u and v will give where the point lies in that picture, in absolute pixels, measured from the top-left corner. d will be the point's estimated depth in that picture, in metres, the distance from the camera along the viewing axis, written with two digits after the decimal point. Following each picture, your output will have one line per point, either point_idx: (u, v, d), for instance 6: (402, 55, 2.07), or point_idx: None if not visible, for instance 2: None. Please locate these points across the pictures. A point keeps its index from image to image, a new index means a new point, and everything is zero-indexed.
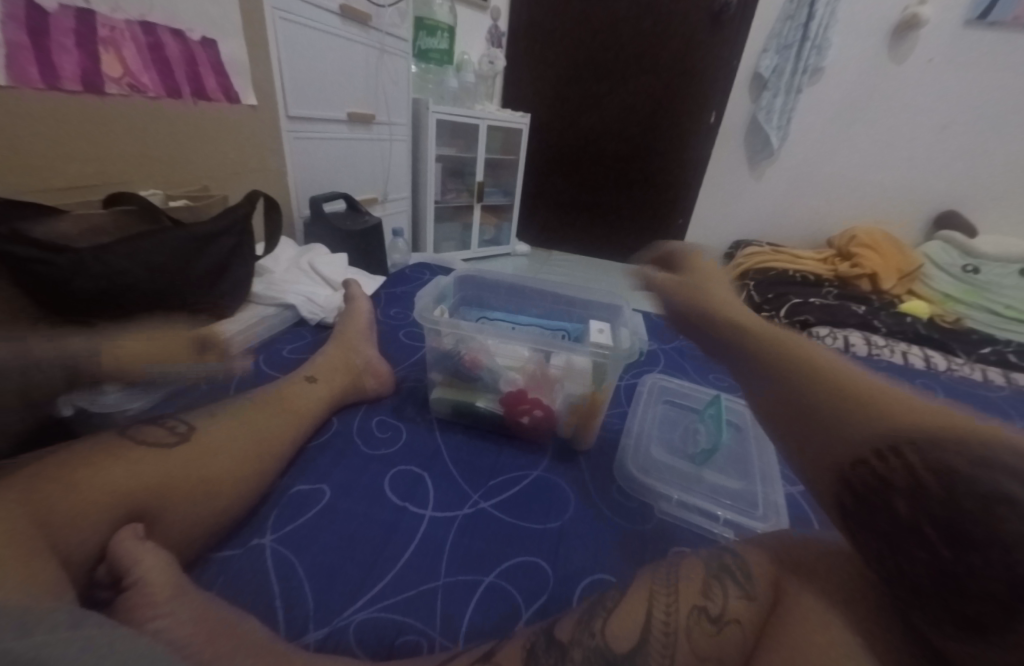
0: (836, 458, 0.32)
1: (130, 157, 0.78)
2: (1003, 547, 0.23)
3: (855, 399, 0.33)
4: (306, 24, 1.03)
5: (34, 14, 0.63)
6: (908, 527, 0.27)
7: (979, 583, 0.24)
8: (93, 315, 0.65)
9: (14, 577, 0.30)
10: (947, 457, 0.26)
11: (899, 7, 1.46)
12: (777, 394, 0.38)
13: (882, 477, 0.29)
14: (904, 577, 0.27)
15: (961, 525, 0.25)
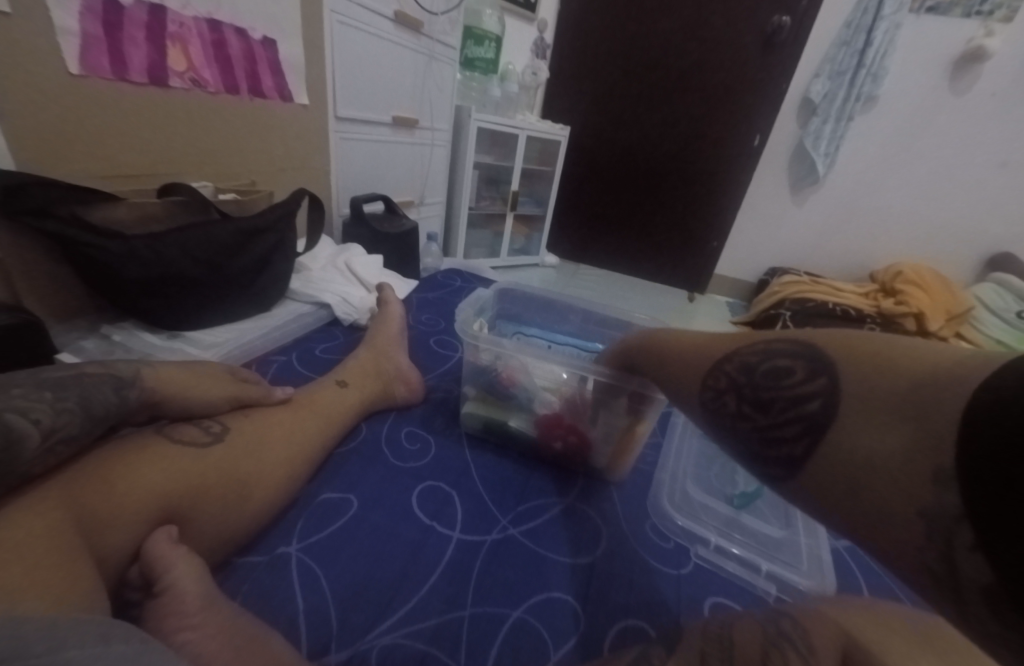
0: (686, 394, 0.36)
1: (184, 148, 0.78)
2: (795, 400, 0.28)
3: (689, 347, 0.38)
4: (361, 29, 1.05)
5: (110, 7, 0.63)
6: (735, 412, 0.31)
7: (787, 433, 0.28)
8: (139, 300, 0.67)
9: (53, 588, 0.30)
10: (750, 357, 0.31)
11: (962, 39, 1.42)
12: (653, 362, 0.43)
13: (713, 389, 0.33)
14: (746, 452, 0.31)
15: (766, 394, 0.30)
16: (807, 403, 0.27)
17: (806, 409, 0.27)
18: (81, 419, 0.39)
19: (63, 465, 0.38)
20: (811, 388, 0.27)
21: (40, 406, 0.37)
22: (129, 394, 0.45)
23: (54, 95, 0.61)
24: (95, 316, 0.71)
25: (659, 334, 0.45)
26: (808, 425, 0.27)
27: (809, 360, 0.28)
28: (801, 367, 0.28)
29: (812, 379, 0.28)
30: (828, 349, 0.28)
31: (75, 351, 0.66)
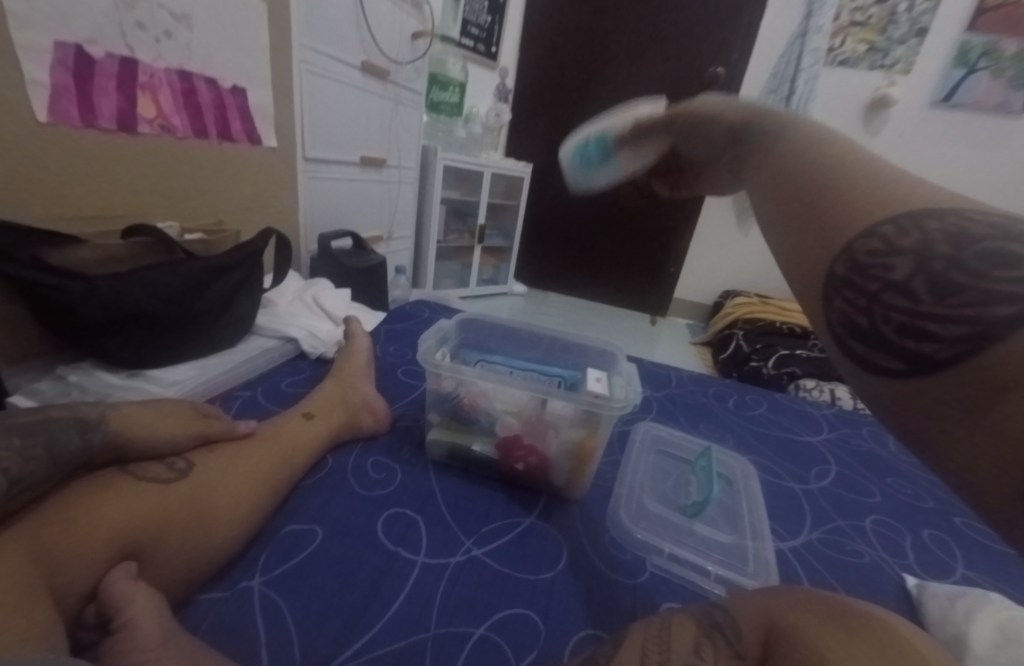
0: (837, 231, 0.30)
1: (151, 190, 0.80)
2: (987, 298, 0.22)
3: (849, 190, 0.31)
4: (330, 77, 1.11)
5: (82, 60, 0.66)
6: (902, 284, 0.26)
7: (942, 326, 0.23)
8: (102, 339, 0.67)
9: (8, 633, 0.30)
10: (973, 231, 0.25)
11: (871, 88, 1.63)
12: (764, 192, 0.37)
13: (883, 243, 0.27)
14: (871, 331, 0.27)
15: (960, 278, 0.24)
16: (1000, 304, 0.22)
17: (991, 311, 0.22)
18: (47, 466, 0.40)
19: (28, 504, 0.39)
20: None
21: (8, 455, 0.38)
22: (94, 437, 0.45)
23: (19, 141, 0.62)
24: (51, 357, 0.71)
25: (789, 140, 0.37)
26: (978, 327, 0.22)
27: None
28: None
29: None
30: None
31: (28, 393, 0.64)
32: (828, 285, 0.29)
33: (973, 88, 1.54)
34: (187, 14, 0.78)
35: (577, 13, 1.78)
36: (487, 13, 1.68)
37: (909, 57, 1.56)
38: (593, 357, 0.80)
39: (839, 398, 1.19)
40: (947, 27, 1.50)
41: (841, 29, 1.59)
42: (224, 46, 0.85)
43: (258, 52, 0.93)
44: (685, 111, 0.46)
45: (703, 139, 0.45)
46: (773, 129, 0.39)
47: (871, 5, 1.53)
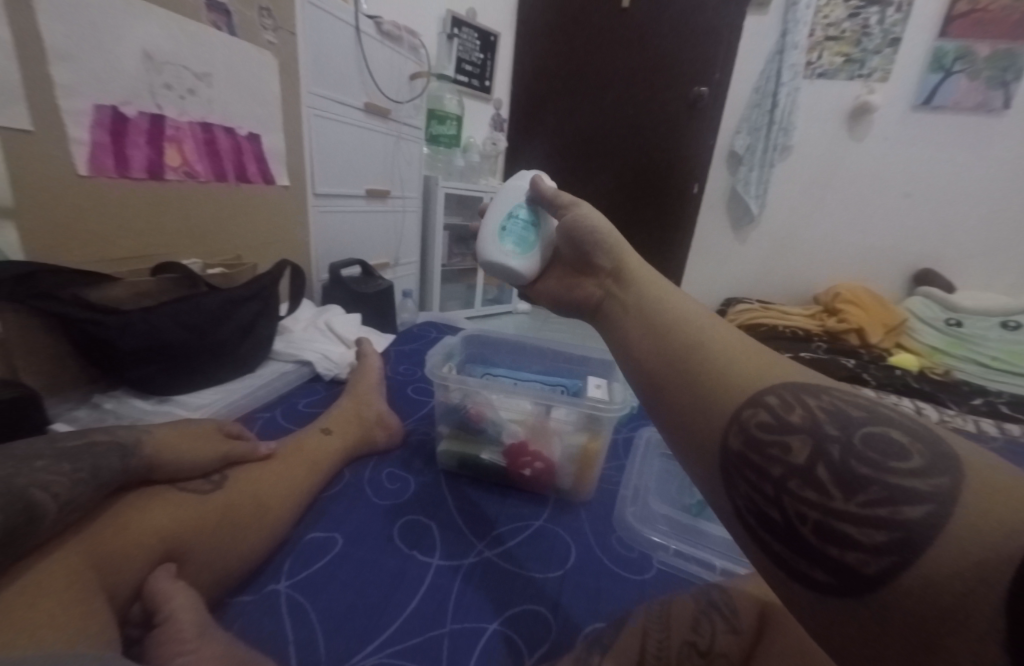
0: (718, 399, 0.31)
1: (177, 230, 0.87)
2: (894, 495, 0.24)
3: (723, 355, 0.32)
4: (337, 120, 1.20)
5: (118, 119, 0.74)
6: (805, 472, 0.26)
7: (865, 533, 0.24)
8: (134, 369, 0.73)
9: (70, 626, 0.33)
10: (850, 411, 0.27)
11: (852, 96, 1.69)
12: (641, 350, 0.37)
13: (773, 419, 0.28)
14: (786, 526, 0.26)
15: (861, 469, 0.25)
16: (909, 505, 0.23)
17: (902, 512, 0.23)
18: (92, 487, 0.42)
19: (88, 514, 0.43)
20: (924, 487, 0.24)
21: (59, 478, 0.40)
22: (133, 461, 0.48)
23: (61, 193, 0.69)
24: (89, 387, 0.76)
25: (657, 304, 0.39)
26: (902, 533, 0.23)
27: (930, 452, 0.25)
28: (919, 452, 0.25)
29: (929, 474, 0.24)
30: (954, 453, 0.24)
31: (68, 420, 0.70)
32: (728, 464, 0.29)
33: (951, 91, 1.59)
34: (208, 73, 0.86)
35: (566, 46, 1.91)
36: (480, 51, 1.79)
37: (886, 66, 1.63)
38: (593, 366, 0.83)
39: None
40: (919, 35, 1.57)
41: (817, 44, 1.67)
42: (241, 99, 0.94)
43: (271, 102, 1.01)
44: (576, 218, 0.51)
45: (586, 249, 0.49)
46: (645, 286, 0.41)
47: (844, 20, 1.62)
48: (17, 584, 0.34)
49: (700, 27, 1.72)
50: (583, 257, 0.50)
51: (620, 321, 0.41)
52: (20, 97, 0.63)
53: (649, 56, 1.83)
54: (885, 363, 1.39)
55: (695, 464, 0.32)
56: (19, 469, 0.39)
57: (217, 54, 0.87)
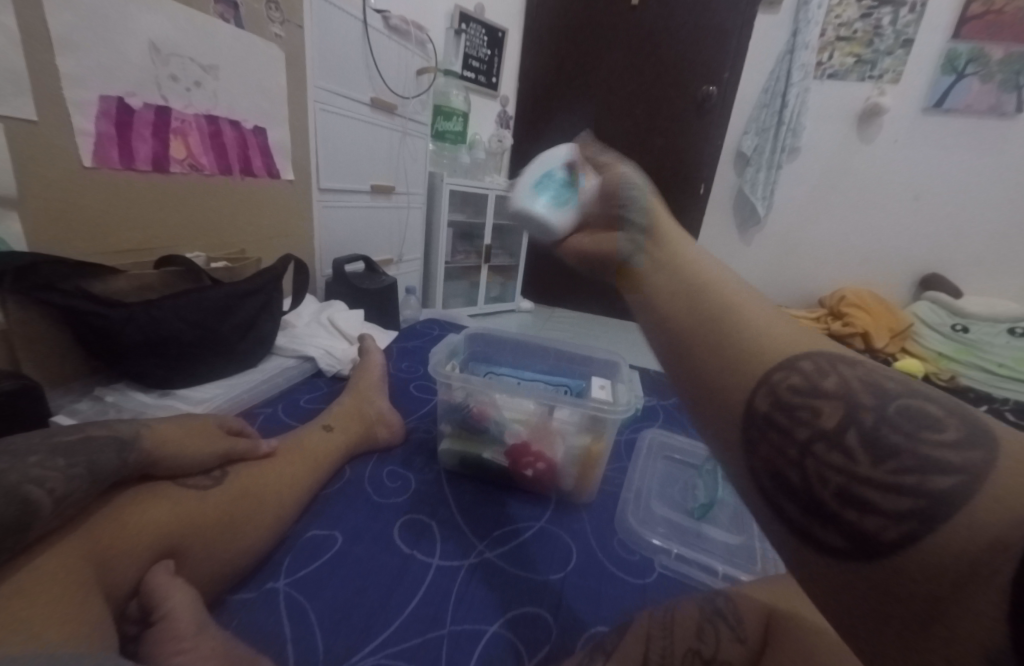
0: (748, 362, 0.28)
1: (180, 223, 0.86)
2: (925, 464, 0.22)
3: (755, 321, 0.30)
4: (342, 114, 1.19)
5: (123, 110, 0.74)
6: (834, 436, 0.25)
7: (889, 500, 0.23)
8: (136, 362, 0.72)
9: (69, 623, 0.33)
10: (886, 382, 0.26)
11: (862, 98, 1.68)
12: (661, 306, 0.33)
13: (804, 384, 0.27)
14: (804, 487, 0.25)
15: (894, 437, 0.23)
16: (938, 475, 0.22)
17: (931, 482, 0.22)
18: (89, 483, 0.42)
19: (86, 509, 0.42)
20: (954, 459, 0.22)
21: (55, 474, 0.39)
22: (133, 455, 0.47)
23: (65, 184, 0.69)
24: (90, 379, 0.76)
25: (685, 266, 0.34)
26: (925, 502, 0.22)
27: (966, 425, 0.23)
28: (956, 426, 0.23)
29: (965, 446, 0.22)
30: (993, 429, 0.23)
31: (69, 412, 0.70)
32: (750, 427, 0.27)
33: (963, 93, 1.58)
34: (214, 66, 0.85)
35: (574, 44, 1.90)
36: (487, 47, 1.78)
37: (897, 67, 1.62)
38: (596, 366, 0.83)
39: None
40: (931, 37, 1.56)
41: (828, 44, 1.66)
42: (247, 92, 0.93)
43: (277, 95, 1.00)
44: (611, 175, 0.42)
45: (609, 203, 0.41)
46: (669, 240, 0.36)
47: (855, 21, 1.61)
48: (12, 582, 0.33)
49: (710, 26, 1.71)
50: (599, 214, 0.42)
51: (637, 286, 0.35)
52: (26, 87, 0.62)
53: (657, 54, 1.81)
54: None
55: (712, 427, 0.30)
56: (14, 464, 0.38)
57: (224, 47, 0.86)
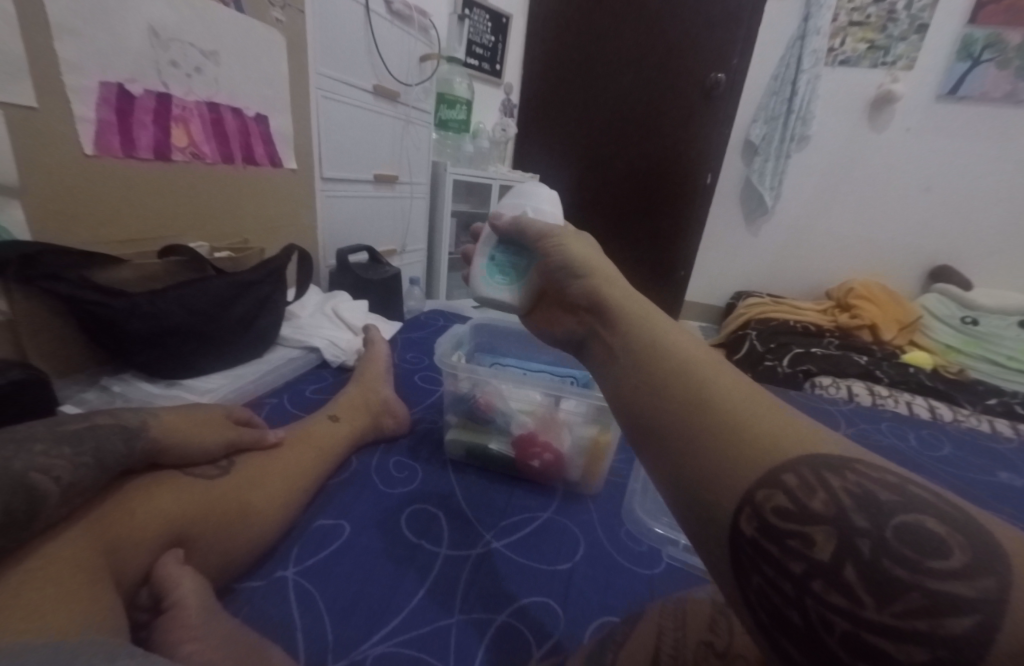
0: (729, 471, 0.28)
1: (184, 212, 0.86)
2: (937, 604, 0.21)
3: (738, 418, 0.29)
4: (345, 102, 1.18)
5: (124, 97, 0.73)
6: (830, 571, 0.24)
7: (903, 649, 0.21)
8: (142, 353, 0.72)
9: (78, 612, 0.33)
10: (879, 495, 0.25)
11: (874, 85, 1.66)
12: (642, 401, 0.33)
13: (790, 503, 0.26)
14: (809, 631, 0.24)
15: (897, 572, 0.22)
16: (953, 616, 0.21)
17: (947, 626, 0.21)
18: (95, 471, 0.41)
19: (95, 497, 0.42)
20: (968, 592, 0.21)
21: (60, 463, 0.39)
22: (139, 444, 0.47)
23: (66, 171, 0.68)
24: (95, 369, 0.76)
25: (656, 352, 0.35)
26: (945, 652, 0.20)
27: (970, 546, 0.22)
28: (961, 549, 0.22)
29: (976, 573, 0.21)
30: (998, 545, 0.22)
31: (76, 402, 0.70)
32: (742, 552, 0.27)
33: (978, 80, 1.55)
34: (215, 51, 0.84)
35: (580, 30, 1.88)
36: (491, 33, 1.76)
37: (911, 54, 1.59)
38: None
39: (856, 395, 1.18)
40: (947, 22, 1.52)
41: (840, 29, 1.63)
42: (248, 78, 0.92)
43: (278, 81, 0.99)
44: (557, 252, 0.50)
45: (568, 281, 0.48)
46: (636, 325, 0.38)
47: (869, 5, 1.58)
48: (22, 568, 0.33)
49: (719, 11, 1.67)
50: (560, 289, 0.50)
51: (620, 371, 0.37)
52: (24, 72, 0.61)
53: (664, 41, 1.79)
54: (897, 360, 1.38)
55: (702, 542, 0.29)
56: (19, 452, 0.38)
57: (225, 32, 0.85)
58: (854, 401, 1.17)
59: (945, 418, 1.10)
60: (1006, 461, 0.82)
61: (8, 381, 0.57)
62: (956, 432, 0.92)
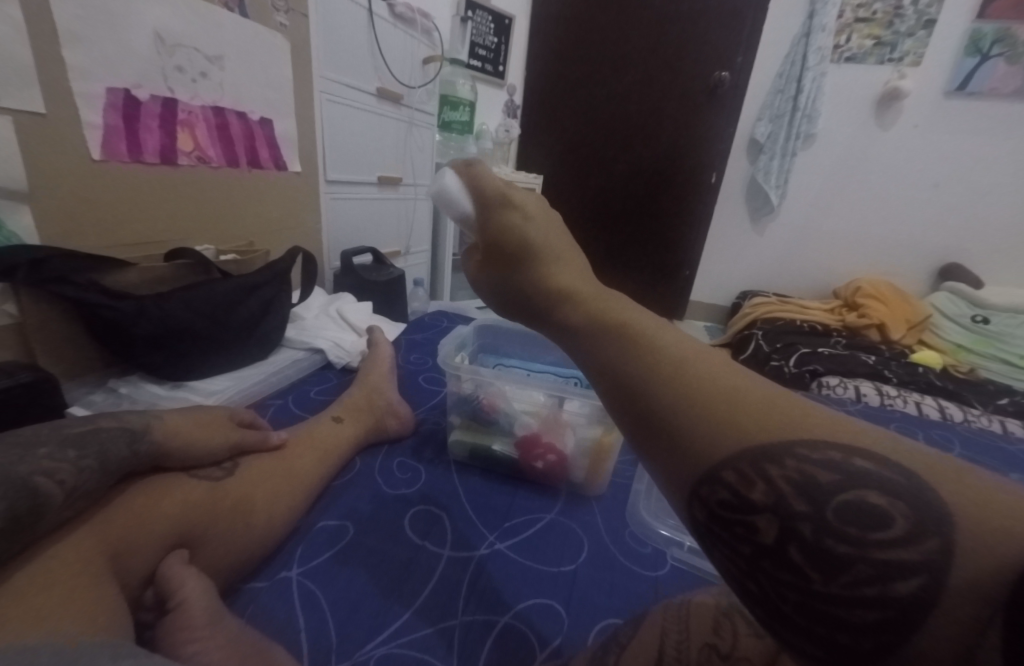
0: (673, 471, 0.26)
1: (189, 215, 0.86)
2: (883, 572, 0.21)
3: (699, 397, 0.26)
4: (348, 104, 1.18)
5: (130, 102, 0.73)
6: (776, 553, 0.23)
7: (854, 613, 0.21)
8: (149, 355, 0.73)
9: (86, 613, 0.33)
10: (819, 474, 0.23)
11: (881, 82, 1.64)
12: (594, 378, 0.31)
13: (734, 493, 0.24)
14: (765, 600, 0.24)
15: (841, 550, 0.21)
16: (900, 580, 0.20)
17: (894, 589, 0.20)
18: (99, 473, 0.42)
19: (101, 500, 0.42)
20: (912, 555, 0.21)
21: (63, 466, 0.39)
22: (142, 447, 0.47)
23: (73, 177, 0.69)
24: (103, 371, 0.77)
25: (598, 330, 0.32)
26: (895, 613, 0.20)
27: (916, 507, 0.21)
28: (904, 515, 0.21)
29: (916, 536, 0.21)
30: (938, 498, 0.21)
31: (84, 404, 0.70)
32: (697, 533, 0.26)
33: (988, 76, 1.53)
34: (220, 56, 0.85)
35: (582, 30, 1.88)
36: (494, 34, 1.76)
37: (918, 49, 1.57)
38: None
39: (864, 394, 1.16)
40: (956, 17, 1.51)
41: (845, 26, 1.62)
42: (252, 82, 0.92)
43: (282, 85, 0.99)
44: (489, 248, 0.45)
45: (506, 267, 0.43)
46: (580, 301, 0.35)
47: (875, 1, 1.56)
48: (26, 571, 0.34)
49: (722, 9, 1.66)
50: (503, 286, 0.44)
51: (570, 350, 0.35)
52: (32, 79, 0.62)
53: (667, 38, 1.78)
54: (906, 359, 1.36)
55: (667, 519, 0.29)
56: (23, 456, 0.38)
57: (229, 37, 0.86)
58: (862, 400, 1.16)
59: (954, 418, 1.09)
60: (1019, 462, 0.81)
61: (18, 384, 0.58)
62: (967, 432, 0.91)
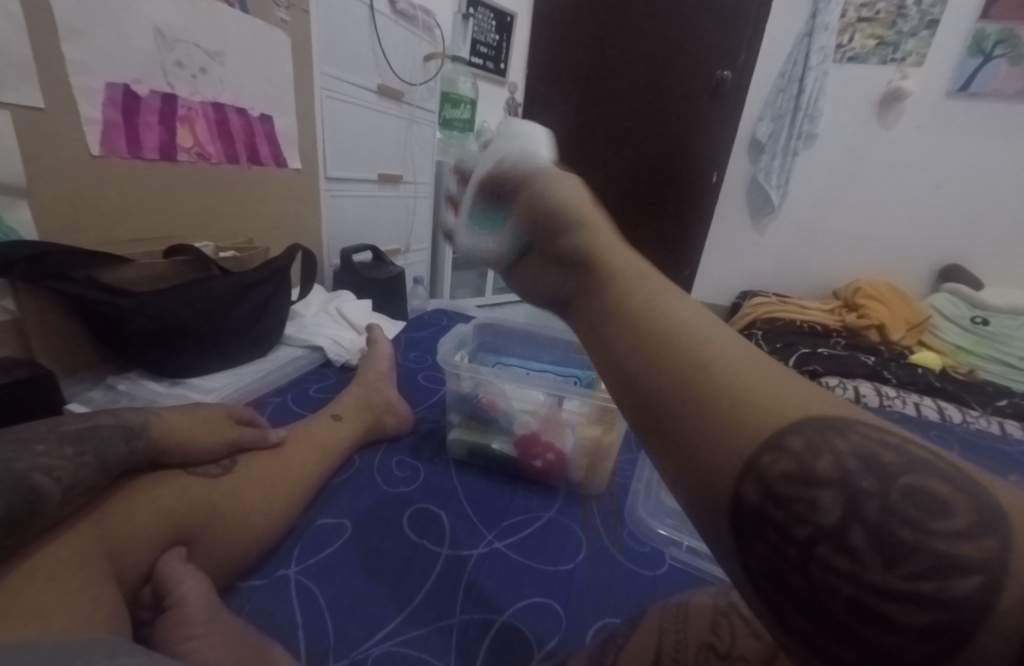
0: (726, 441, 0.26)
1: (188, 211, 0.86)
2: (943, 565, 0.20)
3: (756, 374, 0.27)
4: (348, 101, 1.18)
5: (129, 98, 0.73)
6: (836, 535, 0.22)
7: (907, 611, 0.20)
8: (147, 351, 0.73)
9: (83, 610, 0.33)
10: (881, 455, 0.23)
11: (883, 82, 1.64)
12: (639, 352, 0.31)
13: (799, 462, 0.24)
14: (809, 595, 0.23)
15: (904, 534, 0.21)
16: (959, 576, 0.20)
17: (951, 587, 0.20)
18: (97, 470, 0.42)
19: (99, 497, 0.42)
20: (975, 552, 0.20)
21: (62, 463, 0.39)
22: (140, 443, 0.47)
23: (73, 173, 0.69)
24: (102, 367, 0.77)
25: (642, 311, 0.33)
26: (951, 615, 0.20)
27: (976, 507, 0.21)
28: (966, 509, 0.21)
29: (977, 532, 0.20)
30: (998, 501, 0.21)
31: (82, 401, 0.70)
32: (740, 519, 0.25)
33: (989, 77, 1.53)
34: (220, 51, 0.84)
35: (583, 27, 1.87)
36: (495, 31, 1.76)
37: (921, 49, 1.57)
38: None
39: (863, 395, 1.16)
40: (959, 17, 1.50)
41: (848, 26, 1.62)
42: (252, 78, 0.92)
43: (283, 81, 0.99)
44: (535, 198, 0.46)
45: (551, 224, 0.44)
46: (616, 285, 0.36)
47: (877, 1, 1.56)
48: (23, 567, 0.34)
49: (724, 8, 1.66)
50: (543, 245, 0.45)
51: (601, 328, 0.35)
52: (31, 74, 0.62)
53: (668, 36, 1.77)
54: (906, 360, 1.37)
55: (698, 509, 0.27)
56: (21, 454, 0.38)
57: (229, 33, 0.85)
58: (861, 402, 1.16)
59: (953, 419, 1.09)
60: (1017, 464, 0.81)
61: (16, 380, 0.58)
62: (965, 433, 0.91)
